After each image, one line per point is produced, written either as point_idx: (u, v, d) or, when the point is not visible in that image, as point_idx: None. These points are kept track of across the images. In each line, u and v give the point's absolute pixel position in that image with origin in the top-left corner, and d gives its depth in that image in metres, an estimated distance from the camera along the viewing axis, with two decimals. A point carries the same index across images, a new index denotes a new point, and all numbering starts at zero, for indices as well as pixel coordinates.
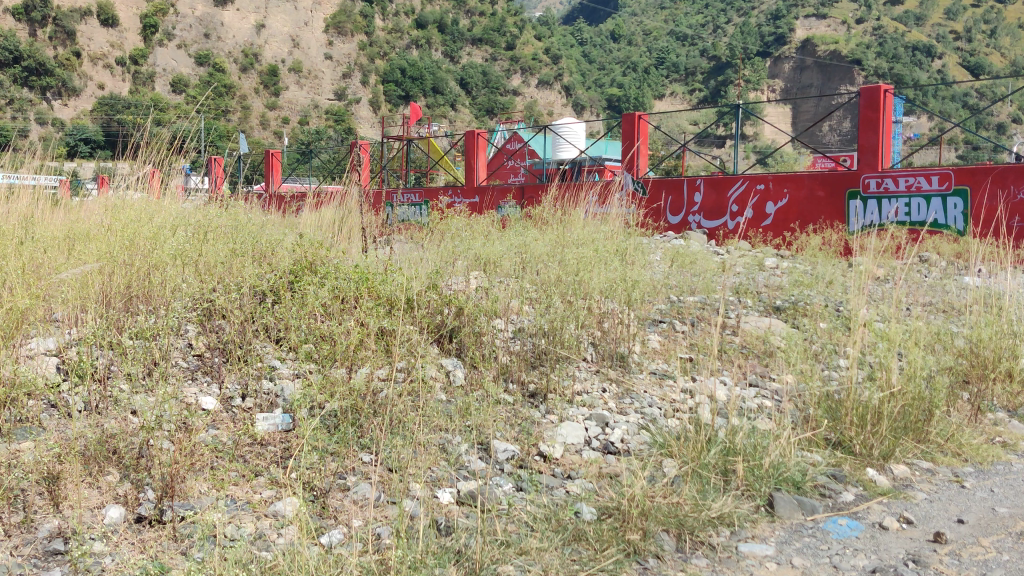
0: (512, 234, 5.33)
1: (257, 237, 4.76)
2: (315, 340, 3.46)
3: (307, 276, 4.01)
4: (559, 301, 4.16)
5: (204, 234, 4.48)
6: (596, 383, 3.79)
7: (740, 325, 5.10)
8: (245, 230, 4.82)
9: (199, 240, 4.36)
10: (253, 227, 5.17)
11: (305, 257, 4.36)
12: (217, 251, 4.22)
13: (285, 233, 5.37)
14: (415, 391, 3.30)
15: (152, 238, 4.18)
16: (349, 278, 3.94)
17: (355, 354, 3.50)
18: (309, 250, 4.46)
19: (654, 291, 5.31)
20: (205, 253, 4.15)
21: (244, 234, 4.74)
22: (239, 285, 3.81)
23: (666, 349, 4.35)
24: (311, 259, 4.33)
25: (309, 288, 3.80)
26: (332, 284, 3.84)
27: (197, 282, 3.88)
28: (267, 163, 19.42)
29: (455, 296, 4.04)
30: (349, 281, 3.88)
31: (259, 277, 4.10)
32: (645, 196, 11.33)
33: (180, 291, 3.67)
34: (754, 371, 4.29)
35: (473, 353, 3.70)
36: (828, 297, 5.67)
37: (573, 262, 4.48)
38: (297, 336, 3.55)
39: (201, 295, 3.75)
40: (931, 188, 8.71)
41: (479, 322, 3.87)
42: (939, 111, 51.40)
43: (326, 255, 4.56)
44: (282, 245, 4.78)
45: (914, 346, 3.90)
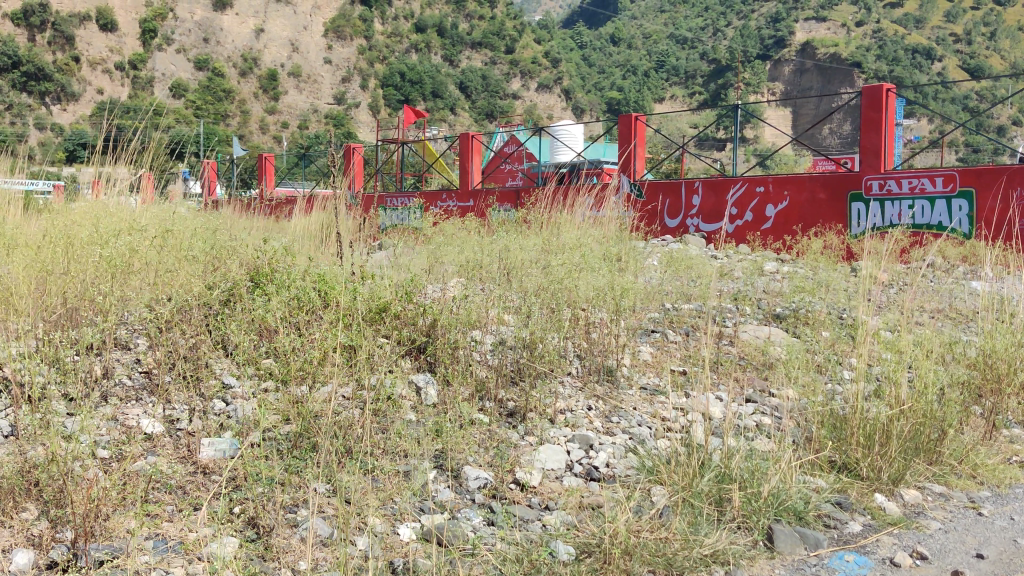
0: (494, 237, 5.07)
1: (215, 244, 4.47)
2: (271, 359, 3.18)
3: (265, 286, 3.73)
4: (542, 311, 3.87)
5: (155, 236, 4.20)
6: (582, 401, 3.49)
7: (739, 334, 4.82)
8: (204, 237, 4.56)
9: (149, 242, 4.08)
10: (214, 234, 4.89)
11: (265, 265, 4.09)
12: (164, 257, 3.93)
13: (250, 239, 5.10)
14: (377, 414, 3.01)
15: (95, 245, 3.88)
16: (306, 290, 3.65)
17: (317, 368, 3.20)
18: (269, 257, 4.18)
19: (647, 298, 5.02)
20: (153, 259, 3.87)
21: (200, 242, 4.46)
22: (188, 294, 3.52)
23: (656, 360, 4.05)
24: (270, 268, 4.05)
25: (266, 299, 3.52)
26: (290, 294, 3.56)
27: (140, 289, 3.59)
28: (261, 167, 19.21)
29: (431, 306, 3.76)
30: (309, 292, 3.60)
31: (214, 285, 3.82)
32: (641, 199, 11.04)
33: (121, 300, 3.38)
34: (748, 385, 4.02)
35: (447, 367, 3.41)
36: (831, 304, 5.39)
37: (558, 269, 4.20)
38: (252, 351, 3.26)
39: (144, 304, 3.45)
40: (935, 190, 8.45)
41: (451, 335, 3.58)
42: (939, 114, 51.10)
43: (290, 261, 4.28)
44: (241, 251, 4.51)
45: (923, 358, 3.63)
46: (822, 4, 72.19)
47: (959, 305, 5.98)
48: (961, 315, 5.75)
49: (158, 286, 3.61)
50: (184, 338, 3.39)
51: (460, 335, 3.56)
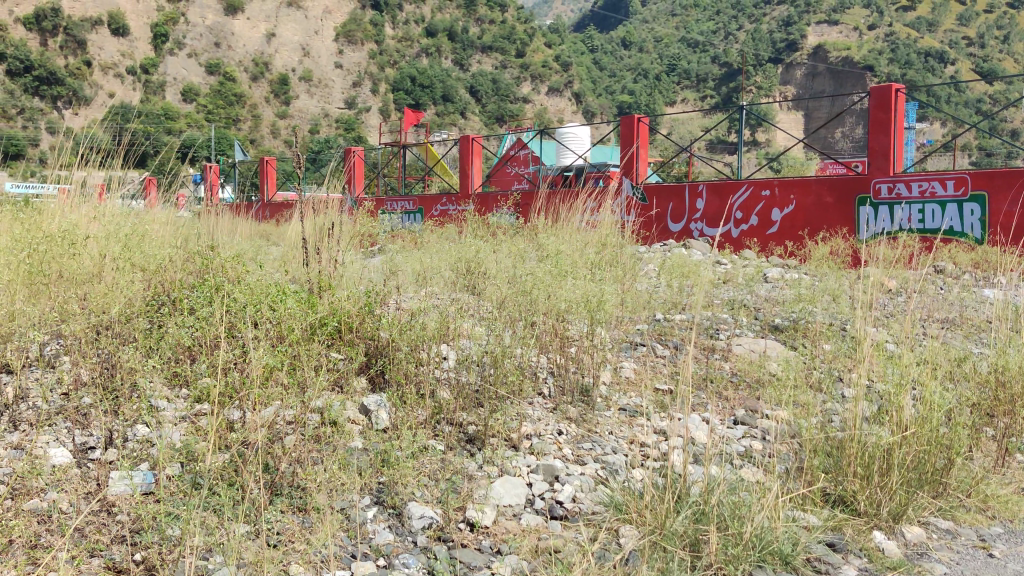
0: (469, 245, 4.77)
1: (164, 249, 4.15)
2: (200, 376, 2.86)
3: (200, 294, 3.40)
4: (513, 329, 3.58)
5: (95, 240, 3.89)
6: (552, 424, 3.18)
7: (733, 348, 4.50)
8: (146, 241, 4.22)
9: (86, 246, 3.77)
10: (164, 240, 4.57)
11: (213, 270, 3.78)
12: (96, 261, 3.61)
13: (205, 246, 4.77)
14: (320, 442, 2.71)
15: (18, 251, 3.55)
16: (252, 296, 3.35)
17: (254, 388, 2.87)
18: (212, 265, 3.84)
19: (633, 309, 4.71)
20: (77, 266, 3.53)
21: (148, 245, 4.16)
22: (117, 299, 3.21)
23: (638, 377, 3.74)
24: (219, 271, 3.76)
25: (205, 306, 3.21)
26: (229, 299, 3.26)
27: (64, 292, 3.28)
28: (262, 172, 18.37)
29: (389, 322, 3.43)
30: (250, 303, 3.27)
31: (146, 295, 3.47)
32: (643, 203, 10.72)
33: (32, 312, 3.04)
34: (737, 407, 3.70)
35: (406, 385, 3.11)
36: (834, 314, 5.07)
37: (531, 279, 3.90)
38: (182, 370, 2.94)
39: (59, 316, 3.11)
40: (946, 193, 8.11)
41: (412, 352, 3.27)
42: (953, 117, 50.51)
43: (238, 268, 3.94)
44: (185, 256, 4.17)
45: (930, 379, 3.30)
46: (834, 6, 71.73)
47: (969, 314, 5.64)
48: (973, 325, 5.41)
49: (80, 290, 3.28)
50: (106, 353, 3.06)
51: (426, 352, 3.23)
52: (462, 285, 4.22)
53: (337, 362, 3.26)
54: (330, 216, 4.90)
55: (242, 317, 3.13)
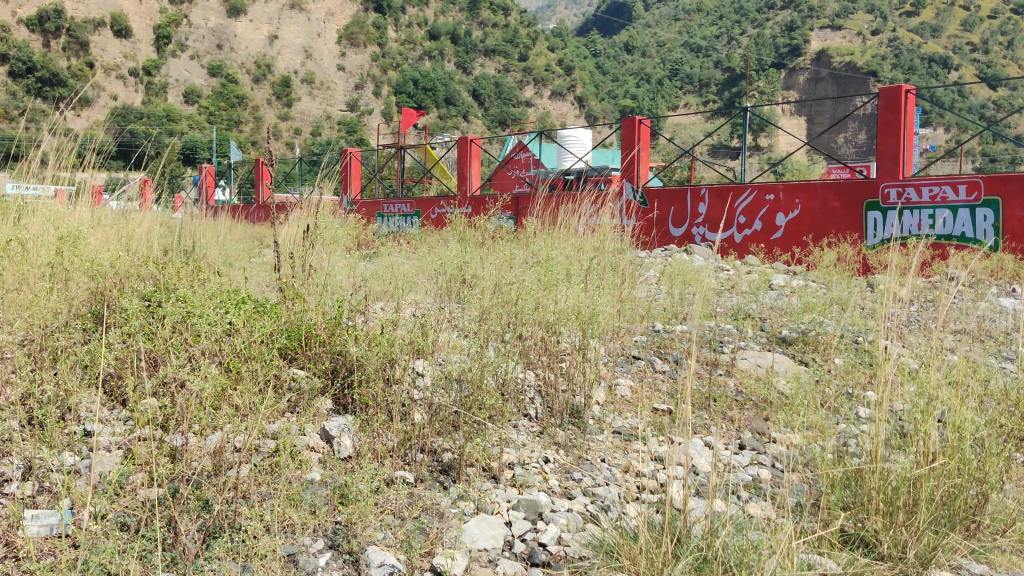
0: (452, 249, 4.43)
1: (118, 250, 3.82)
2: (137, 399, 2.53)
3: (148, 302, 3.05)
4: (496, 342, 3.25)
5: (38, 240, 3.55)
6: (538, 452, 2.84)
7: (739, 362, 4.19)
8: (93, 240, 3.86)
9: (20, 249, 3.44)
10: (115, 242, 4.19)
11: (161, 277, 3.47)
12: (29, 262, 3.28)
13: (165, 253, 4.41)
14: (277, 474, 2.39)
15: None
16: (201, 305, 3.04)
17: (195, 415, 2.54)
18: (161, 274, 3.48)
19: (628, 322, 4.38)
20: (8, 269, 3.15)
21: (95, 245, 3.81)
22: (45, 302, 2.89)
23: (635, 397, 3.41)
24: (168, 280, 3.44)
25: (146, 315, 2.91)
26: (175, 311, 2.96)
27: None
28: (258, 172, 17.98)
29: (356, 333, 3.09)
30: (201, 313, 2.93)
31: (78, 305, 3.10)
32: (645, 207, 10.36)
33: None
34: (742, 429, 3.38)
35: (374, 407, 2.78)
36: (847, 326, 4.75)
37: (517, 287, 3.56)
38: (115, 389, 2.60)
39: None
40: (958, 199, 7.78)
41: (385, 366, 2.95)
42: (956, 122, 50.13)
43: (190, 277, 3.58)
44: (136, 260, 3.81)
45: (953, 400, 2.99)
46: (838, 11, 71.43)
47: (990, 325, 5.35)
48: (993, 339, 5.09)
49: (3, 290, 2.98)
50: (27, 372, 2.70)
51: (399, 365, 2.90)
52: (445, 292, 3.90)
53: (292, 381, 2.97)
54: (304, 221, 4.58)
55: (189, 324, 2.80)
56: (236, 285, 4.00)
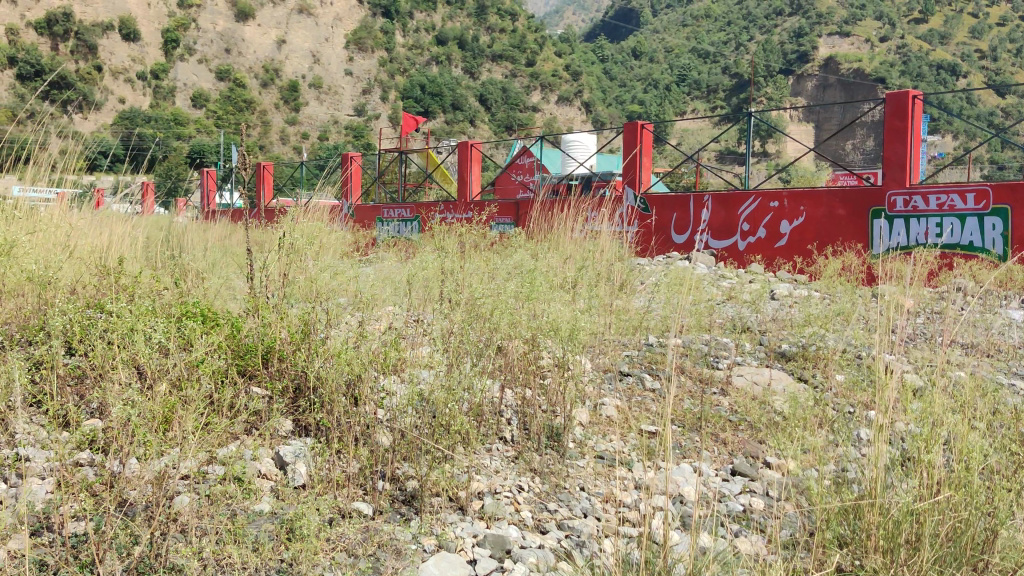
0: (430, 259, 4.22)
1: (67, 256, 3.57)
2: (64, 427, 2.31)
3: (88, 315, 2.82)
4: (469, 360, 3.04)
5: None
6: (513, 480, 2.64)
7: (734, 379, 3.97)
8: (40, 244, 3.61)
9: None
10: (70, 246, 3.94)
11: (111, 283, 3.26)
12: None
13: (125, 261, 4.16)
14: (220, 506, 2.18)
15: None
16: (149, 319, 2.82)
17: (129, 440, 2.33)
18: (109, 278, 3.25)
19: (616, 339, 4.17)
20: None
21: (41, 251, 3.55)
22: None
23: (621, 417, 3.20)
24: (119, 285, 3.24)
25: (91, 330, 2.70)
26: (115, 324, 2.74)
27: None
28: (259, 176, 17.82)
29: (322, 343, 2.87)
30: (145, 325, 2.72)
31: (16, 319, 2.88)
32: (648, 214, 10.12)
33: None
34: (735, 452, 3.17)
35: (332, 431, 2.59)
36: (849, 340, 4.52)
37: (494, 299, 3.35)
38: (45, 408, 2.39)
39: None
40: (966, 207, 7.56)
41: (354, 385, 2.74)
42: (964, 129, 49.71)
43: (142, 285, 3.33)
44: (87, 268, 3.56)
45: (962, 426, 2.77)
46: (846, 18, 71.15)
47: (1001, 340, 5.12)
48: (1002, 353, 4.90)
49: None
50: None
51: (367, 381, 2.69)
52: (419, 304, 3.69)
53: (245, 406, 2.78)
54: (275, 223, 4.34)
55: (135, 338, 2.59)
56: (195, 293, 3.76)
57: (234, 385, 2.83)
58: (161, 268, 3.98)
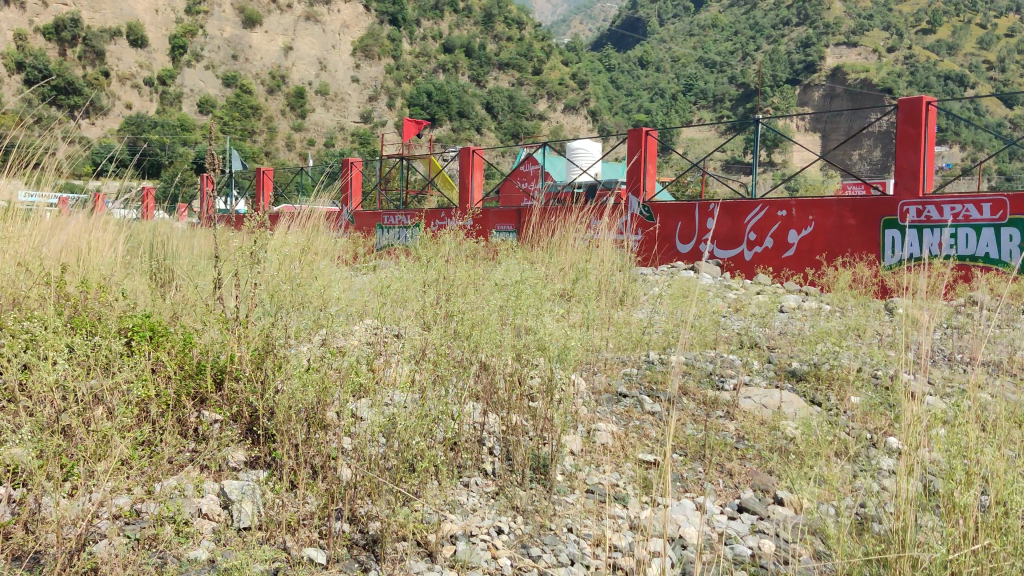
0: (409, 272, 3.90)
1: (12, 264, 3.26)
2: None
3: (25, 328, 2.54)
4: (445, 386, 2.74)
5: None
6: (491, 523, 2.32)
7: (742, 402, 3.65)
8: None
9: None
10: (30, 252, 3.67)
11: (52, 295, 2.97)
12: None
13: (84, 268, 3.86)
14: (148, 555, 1.88)
15: None
16: (84, 337, 2.53)
17: (43, 468, 2.04)
18: (51, 292, 2.96)
19: (613, 362, 3.85)
20: None
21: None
22: None
23: (617, 445, 2.88)
24: (58, 298, 2.94)
25: (13, 340, 2.39)
26: (52, 338, 2.45)
27: None
28: (260, 181, 17.49)
29: (284, 357, 2.58)
30: (78, 345, 2.42)
31: None
32: (653, 223, 9.82)
33: None
34: (743, 486, 2.86)
35: (284, 469, 2.28)
36: (865, 359, 4.20)
37: (477, 318, 3.03)
38: None
39: None
40: (982, 218, 7.28)
41: (315, 403, 2.44)
42: (972, 141, 49.26)
43: (92, 296, 3.01)
44: (38, 273, 3.27)
45: (1001, 460, 2.45)
46: (853, 27, 70.69)
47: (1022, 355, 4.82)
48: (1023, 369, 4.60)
49: None
50: None
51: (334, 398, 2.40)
52: (396, 319, 3.40)
53: (191, 436, 2.50)
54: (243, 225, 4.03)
55: (59, 355, 2.27)
56: (151, 305, 3.45)
57: (180, 411, 2.54)
58: (116, 281, 3.68)
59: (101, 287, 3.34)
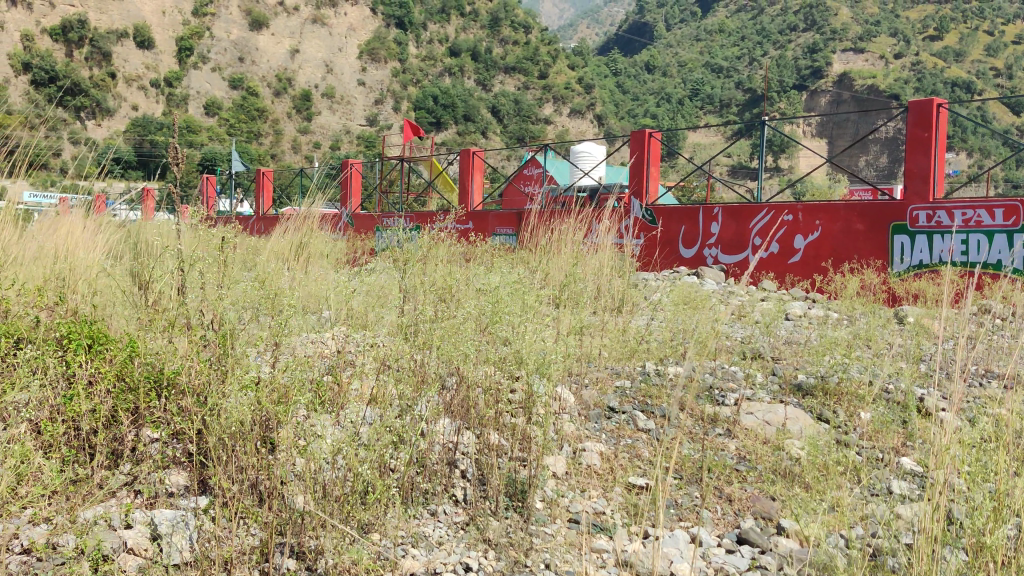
0: (387, 279, 3.63)
1: None
2: None
3: None
4: (413, 402, 2.47)
5: None
6: (457, 559, 2.07)
7: (743, 419, 3.39)
8: None
9: None
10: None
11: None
12: None
13: (41, 269, 3.60)
14: None
15: None
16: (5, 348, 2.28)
17: None
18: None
19: (607, 377, 3.59)
20: None
21: None
22: None
23: (606, 470, 2.62)
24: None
25: None
26: None
27: None
28: (259, 183, 17.00)
29: (240, 367, 2.32)
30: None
31: None
32: (655, 226, 9.54)
33: None
34: (743, 513, 2.61)
35: (225, 493, 2.04)
36: (876, 371, 3.93)
37: (451, 329, 2.75)
38: None
39: None
40: (994, 223, 6.99)
41: (267, 415, 2.19)
42: (980, 147, 48.89)
43: (27, 302, 2.75)
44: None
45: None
46: (861, 33, 70.37)
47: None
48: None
49: None
50: None
51: (292, 413, 2.13)
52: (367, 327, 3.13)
53: (126, 459, 2.25)
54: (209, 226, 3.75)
55: None
56: (98, 309, 3.18)
57: (115, 431, 2.31)
58: (72, 278, 3.44)
59: (42, 287, 3.07)
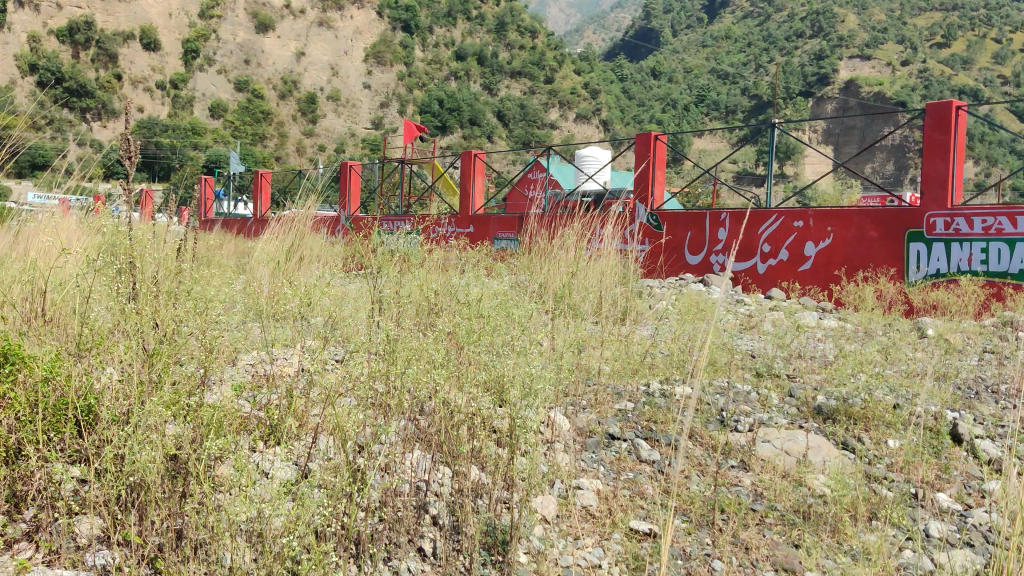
0: (359, 288, 3.28)
1: None
2: None
3: None
4: (377, 425, 2.13)
5: None
6: None
7: (758, 447, 3.05)
8: None
9: None
10: None
11: None
12: None
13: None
14: None
15: None
16: None
17: None
18: None
19: (609, 401, 3.21)
20: None
21: None
22: None
23: (605, 514, 2.28)
24: None
25: None
26: None
27: None
28: (257, 184, 16.35)
29: (173, 390, 1.97)
30: None
31: None
32: (660, 232, 9.19)
33: None
34: (760, 564, 2.25)
35: (140, 548, 1.70)
36: (903, 390, 3.58)
37: (424, 346, 2.37)
38: None
39: None
40: (1015, 231, 6.60)
41: (195, 452, 1.87)
42: (986, 156, 48.31)
43: None
44: None
45: None
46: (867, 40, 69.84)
47: None
48: None
49: None
50: None
51: (228, 450, 1.76)
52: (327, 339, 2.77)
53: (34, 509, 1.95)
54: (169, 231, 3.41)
55: None
56: (24, 317, 2.82)
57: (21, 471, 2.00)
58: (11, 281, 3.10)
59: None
